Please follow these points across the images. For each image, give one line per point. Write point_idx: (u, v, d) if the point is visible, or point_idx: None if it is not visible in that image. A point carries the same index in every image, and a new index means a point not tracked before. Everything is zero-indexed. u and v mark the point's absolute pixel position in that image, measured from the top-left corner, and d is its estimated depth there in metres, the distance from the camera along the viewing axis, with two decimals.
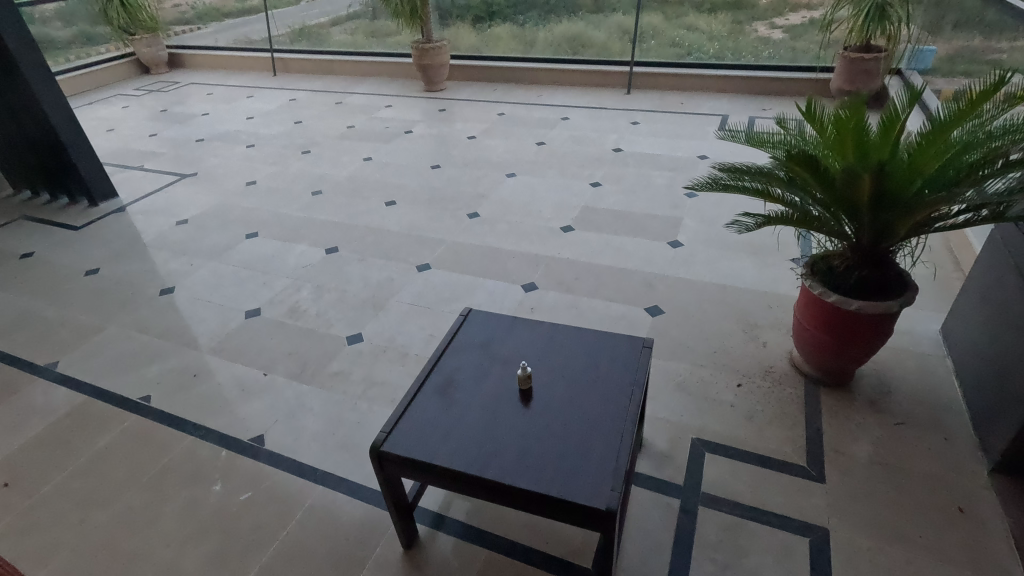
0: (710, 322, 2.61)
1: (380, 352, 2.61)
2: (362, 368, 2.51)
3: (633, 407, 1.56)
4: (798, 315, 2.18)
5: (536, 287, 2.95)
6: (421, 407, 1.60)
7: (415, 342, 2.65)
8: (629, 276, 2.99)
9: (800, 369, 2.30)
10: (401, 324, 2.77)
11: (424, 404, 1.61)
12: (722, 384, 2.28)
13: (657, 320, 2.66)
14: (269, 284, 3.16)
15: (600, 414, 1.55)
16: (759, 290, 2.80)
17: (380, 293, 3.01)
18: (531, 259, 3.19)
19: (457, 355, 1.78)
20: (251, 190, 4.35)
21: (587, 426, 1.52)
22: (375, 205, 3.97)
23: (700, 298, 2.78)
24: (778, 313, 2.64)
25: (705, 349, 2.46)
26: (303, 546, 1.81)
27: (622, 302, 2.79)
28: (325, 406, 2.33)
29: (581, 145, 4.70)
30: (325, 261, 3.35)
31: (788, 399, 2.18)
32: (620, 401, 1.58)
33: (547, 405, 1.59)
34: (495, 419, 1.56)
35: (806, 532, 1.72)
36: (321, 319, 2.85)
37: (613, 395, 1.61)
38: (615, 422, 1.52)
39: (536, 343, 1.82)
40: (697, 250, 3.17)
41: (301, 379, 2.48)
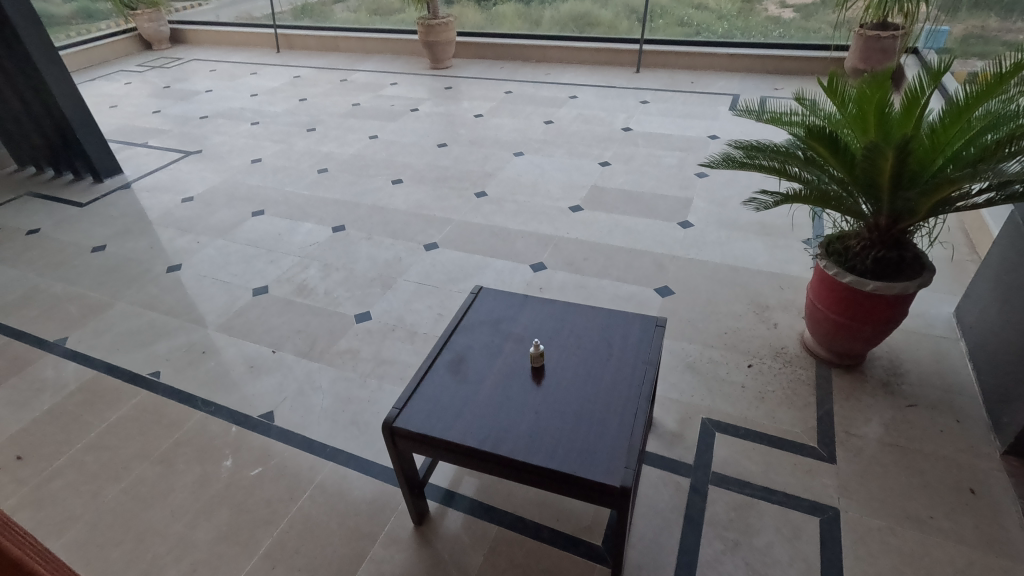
0: (720, 303, 2.59)
1: (389, 330, 2.60)
2: (371, 346, 2.51)
3: (646, 385, 1.55)
4: (811, 296, 2.16)
5: (544, 267, 2.92)
6: (435, 383, 1.60)
7: (423, 321, 2.64)
8: (640, 256, 2.96)
9: (810, 349, 2.28)
10: (409, 303, 2.76)
11: (438, 381, 1.60)
12: (733, 364, 2.27)
13: (667, 301, 2.64)
14: (276, 262, 3.15)
15: (613, 392, 1.54)
16: (771, 271, 2.77)
17: (388, 272, 3.00)
18: (539, 238, 3.17)
19: (469, 332, 1.78)
20: (256, 169, 4.31)
21: (601, 405, 1.51)
22: (381, 184, 3.94)
23: (710, 279, 2.76)
24: (789, 294, 2.61)
25: (715, 329, 2.45)
26: (314, 521, 1.82)
27: (631, 283, 2.77)
28: (334, 383, 2.34)
29: (589, 124, 4.64)
30: (331, 239, 3.33)
31: (800, 380, 2.17)
32: (633, 382, 1.57)
33: (560, 382, 1.58)
34: (508, 396, 1.55)
35: (816, 512, 1.72)
36: (329, 297, 2.84)
37: (627, 373, 1.60)
38: (628, 401, 1.51)
39: (548, 321, 1.80)
40: (707, 231, 3.13)
41: (310, 356, 2.48)
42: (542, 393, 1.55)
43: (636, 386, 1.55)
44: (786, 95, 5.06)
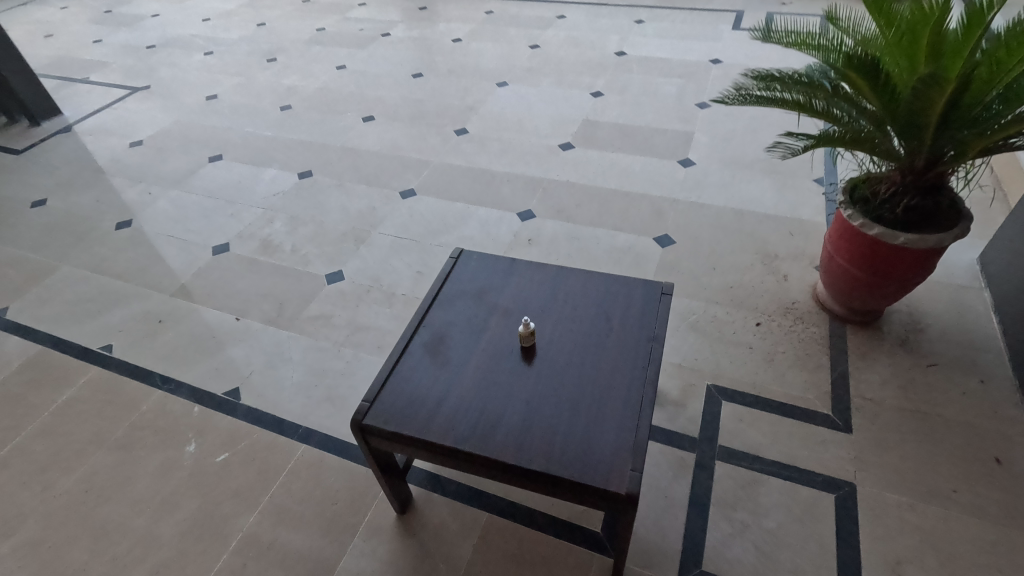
0: (726, 253, 2.37)
1: (364, 292, 2.36)
2: (344, 311, 2.28)
3: (650, 368, 1.35)
4: (829, 247, 1.95)
5: (533, 215, 2.67)
6: (412, 371, 1.39)
7: (402, 280, 2.40)
8: (637, 201, 2.70)
9: (823, 304, 2.10)
10: (385, 260, 2.51)
11: (414, 370, 1.39)
12: (740, 323, 2.08)
13: (668, 252, 2.41)
14: (238, 215, 2.86)
15: (615, 378, 1.34)
16: (780, 215, 2.54)
17: (361, 225, 2.72)
18: (527, 182, 2.88)
19: (449, 304, 1.56)
20: (212, 106, 3.89)
21: (600, 395, 1.31)
22: (351, 122, 3.57)
23: (714, 225, 2.52)
24: (801, 241, 2.39)
25: (720, 284, 2.25)
26: (288, 512, 1.67)
27: (628, 232, 2.53)
28: (305, 354, 2.13)
29: (580, 49, 4.21)
30: (298, 188, 3.02)
31: (812, 338, 2.00)
32: (637, 364, 1.36)
33: (552, 366, 1.38)
34: (492, 385, 1.35)
35: (831, 488, 1.59)
36: (296, 255, 2.58)
37: (629, 353, 1.39)
38: (631, 387, 1.31)
39: (539, 290, 1.58)
40: (710, 170, 2.85)
41: (277, 324, 2.25)
42: (532, 381, 1.35)
43: (639, 370, 1.35)
44: (795, 10, 4.60)
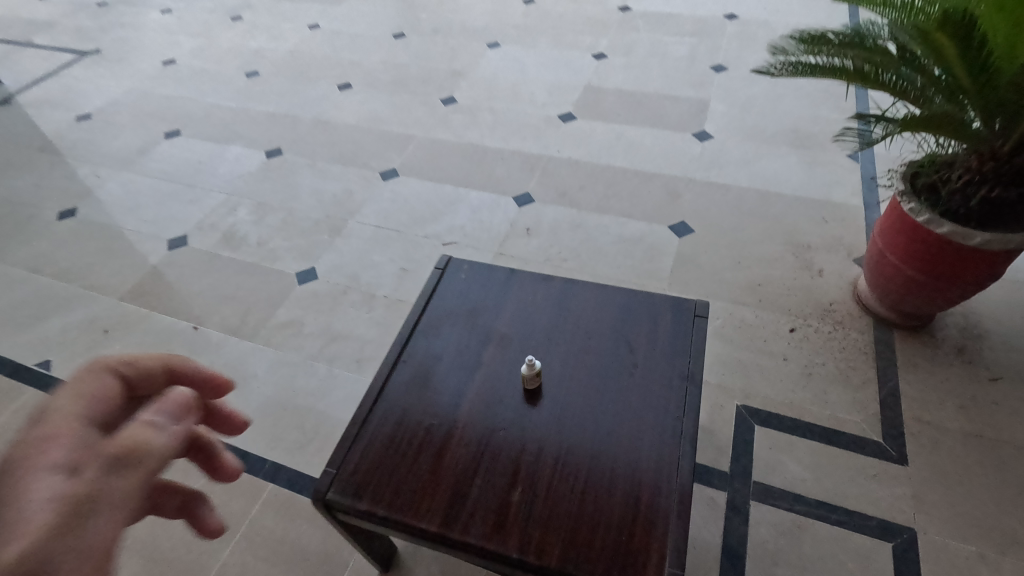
0: (752, 243, 2.09)
1: (340, 293, 2.07)
2: (317, 316, 1.99)
3: (685, 418, 1.08)
4: (880, 243, 1.67)
5: (532, 200, 2.36)
6: (388, 423, 1.12)
7: (383, 278, 2.11)
8: (649, 180, 2.39)
9: (868, 307, 1.82)
10: (364, 254, 2.21)
11: (391, 422, 1.12)
12: (772, 328, 1.82)
13: (686, 242, 2.12)
14: (197, 201, 2.52)
15: (642, 432, 1.07)
16: (811, 196, 2.24)
17: (337, 212, 2.40)
18: (524, 160, 2.56)
19: (434, 330, 1.28)
20: (169, 73, 3.48)
21: (625, 456, 1.04)
22: (325, 90, 3.19)
23: (737, 209, 2.22)
24: (837, 228, 2.10)
25: (747, 281, 1.97)
26: (253, 569, 1.42)
27: (640, 219, 2.23)
28: (273, 370, 1.85)
29: (579, 3, 3.79)
30: (265, 168, 2.68)
31: (855, 347, 1.74)
32: (669, 412, 1.10)
33: (563, 415, 1.11)
34: (488, 441, 1.08)
35: (887, 536, 1.37)
36: (263, 248, 2.27)
37: (658, 397, 1.12)
38: (663, 445, 1.05)
39: (544, 311, 1.30)
40: (730, 144, 2.53)
41: (242, 334, 1.97)
42: (538, 436, 1.08)
43: (671, 422, 1.08)
44: None
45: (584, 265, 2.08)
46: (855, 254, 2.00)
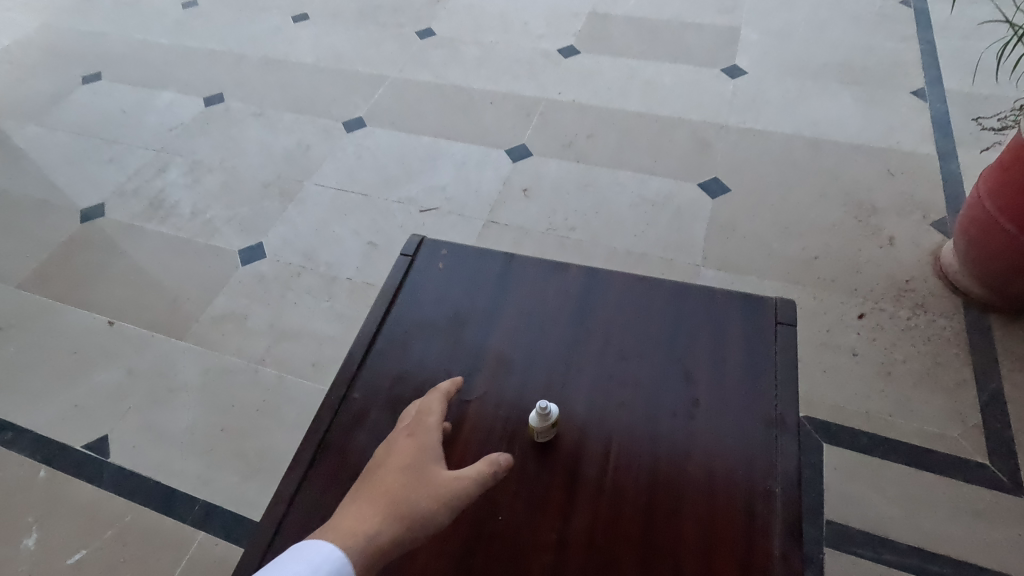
0: (802, 205, 1.69)
1: (293, 275, 1.66)
2: (264, 306, 1.60)
3: (778, 493, 0.71)
4: (989, 206, 1.29)
5: (528, 153, 1.93)
6: (329, 504, 0.74)
7: (347, 256, 1.70)
8: (671, 127, 1.95)
9: (961, 288, 1.44)
10: (323, 225, 1.79)
11: (332, 502, 0.75)
12: (834, 314, 1.45)
13: (720, 204, 1.72)
14: (119, 161, 2.06)
15: (714, 514, 0.70)
16: (871, 144, 1.83)
17: (290, 172, 1.96)
18: (518, 104, 2.10)
19: (401, 348, 0.89)
20: (91, 4, 2.91)
21: (692, 559, 0.67)
22: (278, 22, 2.66)
23: (781, 162, 1.81)
24: (905, 184, 1.70)
25: (798, 254, 1.58)
26: None
27: (662, 175, 1.81)
28: (207, 376, 1.46)
29: None
30: (203, 118, 2.20)
31: (943, 337, 1.38)
32: (751, 479, 0.73)
33: (592, 486, 0.74)
34: (479, 534, 0.71)
35: None
36: (198, 219, 1.84)
37: (735, 455, 0.75)
38: (748, 536, 0.69)
39: (558, 318, 0.91)
40: (768, 81, 2.08)
41: (169, 329, 1.57)
42: (557, 522, 0.71)
43: (757, 498, 0.71)
44: None
45: (596, 236, 1.68)
46: (932, 218, 1.61)
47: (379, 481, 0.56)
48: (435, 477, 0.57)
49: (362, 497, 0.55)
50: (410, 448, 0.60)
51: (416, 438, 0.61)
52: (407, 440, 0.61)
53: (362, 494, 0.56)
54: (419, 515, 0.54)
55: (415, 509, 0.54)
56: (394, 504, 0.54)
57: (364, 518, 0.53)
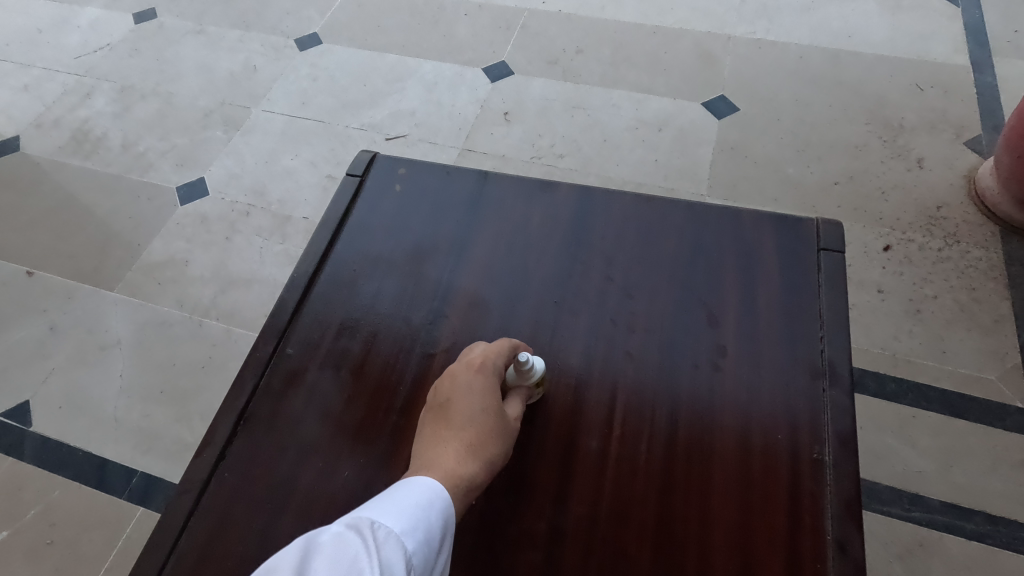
0: (820, 125, 1.49)
1: (241, 215, 1.45)
2: (207, 251, 1.39)
3: (829, 463, 0.55)
4: None
5: (508, 71, 1.69)
6: (252, 494, 0.57)
7: (303, 192, 1.48)
8: (670, 39, 1.71)
9: (1001, 215, 1.27)
10: (274, 157, 1.55)
11: (257, 488, 0.58)
12: (858, 247, 1.28)
13: (727, 126, 1.52)
14: (36, 88, 1.78)
15: (749, 492, 0.55)
16: (897, 54, 1.61)
17: (234, 97, 1.70)
18: (496, 15, 1.83)
19: (347, 292, 0.71)
20: None
21: (722, 552, 0.52)
22: None
23: (796, 76, 1.60)
24: (936, 99, 1.51)
25: (816, 180, 1.40)
26: None
27: (662, 94, 1.59)
28: (144, 332, 1.28)
29: None
30: (132, 37, 1.90)
31: (978, 269, 1.22)
32: (796, 449, 0.57)
33: (592, 462, 0.57)
34: None
35: None
36: (129, 153, 1.59)
37: (773, 417, 0.59)
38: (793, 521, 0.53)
39: (545, 250, 0.72)
40: None
41: (97, 279, 1.36)
42: (548, 510, 0.55)
43: (802, 470, 0.55)
44: None
45: (587, 163, 1.48)
46: (966, 137, 1.43)
47: (466, 419, 0.53)
48: (515, 416, 0.56)
49: (451, 435, 0.53)
50: (490, 378, 0.56)
51: (493, 367, 0.57)
52: (483, 369, 0.56)
53: (450, 436, 0.52)
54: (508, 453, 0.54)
55: (507, 452, 0.54)
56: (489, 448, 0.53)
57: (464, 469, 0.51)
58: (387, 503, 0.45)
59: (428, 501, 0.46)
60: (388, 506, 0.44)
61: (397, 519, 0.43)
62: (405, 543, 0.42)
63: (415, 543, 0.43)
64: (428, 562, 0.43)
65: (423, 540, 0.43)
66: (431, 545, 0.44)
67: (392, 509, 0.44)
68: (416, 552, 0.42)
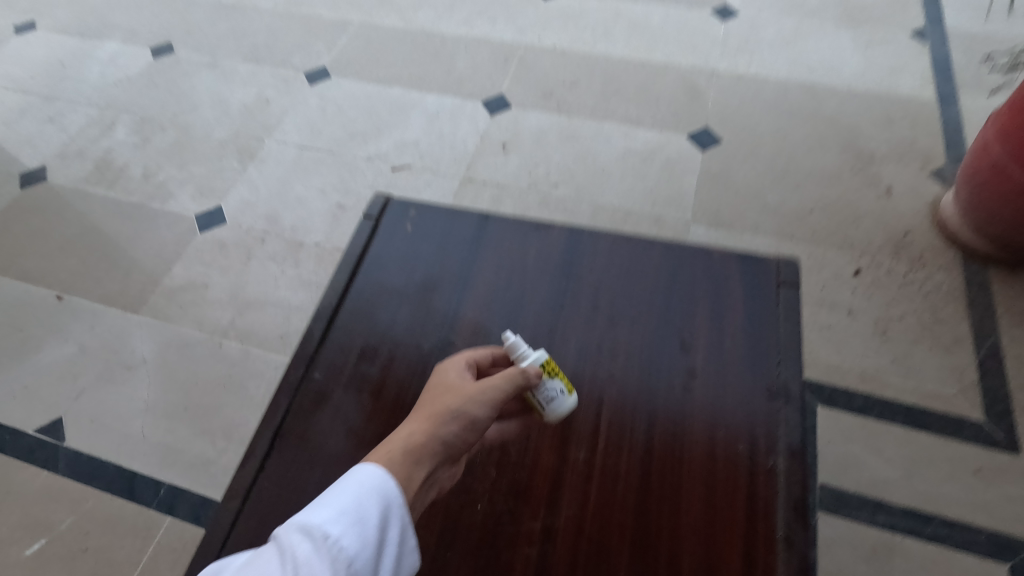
0: (796, 155, 1.60)
1: (256, 241, 1.55)
2: (225, 275, 1.49)
3: (781, 471, 0.65)
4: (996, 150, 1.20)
5: (506, 104, 1.80)
6: (288, 500, 0.67)
7: (314, 219, 1.58)
8: (657, 74, 1.83)
9: (961, 241, 1.37)
10: (286, 186, 1.66)
11: (291, 495, 0.67)
12: (831, 271, 1.38)
13: (711, 156, 1.62)
14: (60, 119, 1.88)
15: (713, 495, 0.64)
16: (868, 88, 1.73)
17: (248, 129, 1.81)
18: (494, 50, 1.95)
19: (365, 321, 0.80)
20: None
21: (688, 544, 0.61)
22: None
23: (775, 109, 1.71)
24: (904, 132, 1.62)
25: (792, 208, 1.50)
26: None
27: (650, 125, 1.70)
28: (167, 351, 1.37)
29: None
30: (150, 70, 2.01)
31: (941, 292, 1.32)
32: (754, 458, 0.66)
33: (580, 470, 0.67)
34: (457, 524, 0.64)
35: (1000, 554, 1.02)
36: (149, 183, 1.69)
37: (735, 431, 0.68)
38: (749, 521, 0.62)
39: (540, 283, 0.82)
40: (761, 21, 1.95)
41: (122, 302, 1.45)
42: (542, 511, 0.65)
43: (758, 476, 0.65)
44: None
45: (580, 191, 1.58)
46: (931, 167, 1.54)
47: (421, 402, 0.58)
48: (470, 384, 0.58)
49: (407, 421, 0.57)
50: (448, 368, 0.62)
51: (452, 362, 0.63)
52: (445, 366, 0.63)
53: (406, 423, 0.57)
54: (461, 418, 0.55)
55: (453, 413, 0.55)
56: (436, 412, 0.55)
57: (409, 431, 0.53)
58: (316, 501, 0.47)
59: (358, 486, 0.47)
60: (315, 504, 0.46)
61: (318, 513, 0.45)
62: (327, 531, 0.43)
63: (341, 526, 0.44)
64: (363, 537, 0.45)
65: (350, 521, 0.45)
66: (361, 523, 0.45)
67: (319, 504, 0.46)
68: (343, 535, 0.44)
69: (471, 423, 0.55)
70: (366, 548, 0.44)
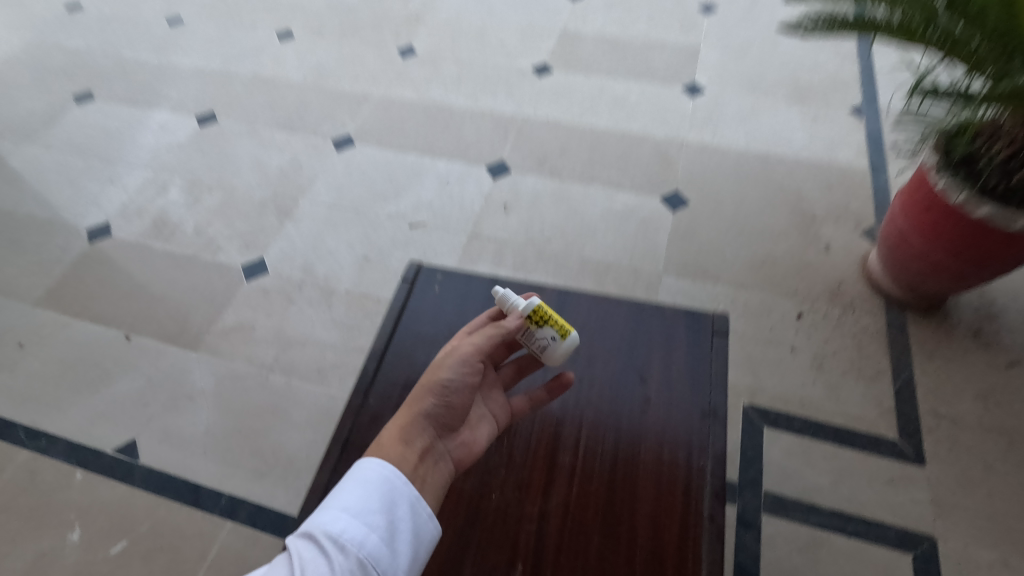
0: (752, 216, 1.91)
1: (294, 289, 1.82)
2: (269, 318, 1.75)
3: (709, 468, 0.91)
4: (899, 219, 1.50)
5: (507, 169, 2.10)
6: None
7: (344, 269, 1.86)
8: (636, 144, 2.15)
9: (884, 290, 1.66)
10: (319, 241, 1.94)
11: None
12: (778, 315, 1.66)
13: (680, 216, 1.92)
14: (119, 181, 2.17)
15: (661, 486, 0.90)
16: (813, 158, 2.05)
17: (285, 190, 2.10)
18: (496, 121, 2.27)
19: (407, 360, 1.07)
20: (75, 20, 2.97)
21: (642, 519, 0.87)
22: (263, 39, 2.76)
23: (735, 175, 2.02)
24: (841, 196, 1.93)
25: (748, 261, 1.79)
26: None
27: (629, 189, 2.01)
28: (222, 383, 1.62)
29: None
30: (197, 137, 2.32)
31: (867, 332, 1.61)
32: (691, 459, 0.93)
33: (567, 470, 0.93)
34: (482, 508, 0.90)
35: (906, 546, 1.28)
36: (200, 237, 1.97)
37: (677, 440, 0.95)
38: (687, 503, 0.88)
39: None
40: (724, 98, 2.28)
41: (182, 341, 1.71)
42: (540, 498, 0.90)
43: (693, 472, 0.91)
44: None
45: (570, 246, 1.87)
46: (863, 227, 1.84)
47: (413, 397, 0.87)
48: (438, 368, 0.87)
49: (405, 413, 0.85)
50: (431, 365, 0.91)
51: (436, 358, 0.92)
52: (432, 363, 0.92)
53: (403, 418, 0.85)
54: (436, 384, 0.84)
55: (425, 394, 0.84)
56: (415, 396, 0.84)
57: (396, 419, 0.82)
58: (327, 507, 0.70)
59: (353, 496, 0.71)
60: (325, 510, 0.70)
61: (327, 517, 0.69)
62: (333, 529, 0.67)
63: (343, 522, 0.68)
64: (363, 526, 0.68)
65: (349, 518, 0.68)
66: (358, 517, 0.69)
67: (328, 510, 0.70)
68: (347, 526, 0.67)
69: (440, 387, 0.84)
70: (369, 530, 0.68)
